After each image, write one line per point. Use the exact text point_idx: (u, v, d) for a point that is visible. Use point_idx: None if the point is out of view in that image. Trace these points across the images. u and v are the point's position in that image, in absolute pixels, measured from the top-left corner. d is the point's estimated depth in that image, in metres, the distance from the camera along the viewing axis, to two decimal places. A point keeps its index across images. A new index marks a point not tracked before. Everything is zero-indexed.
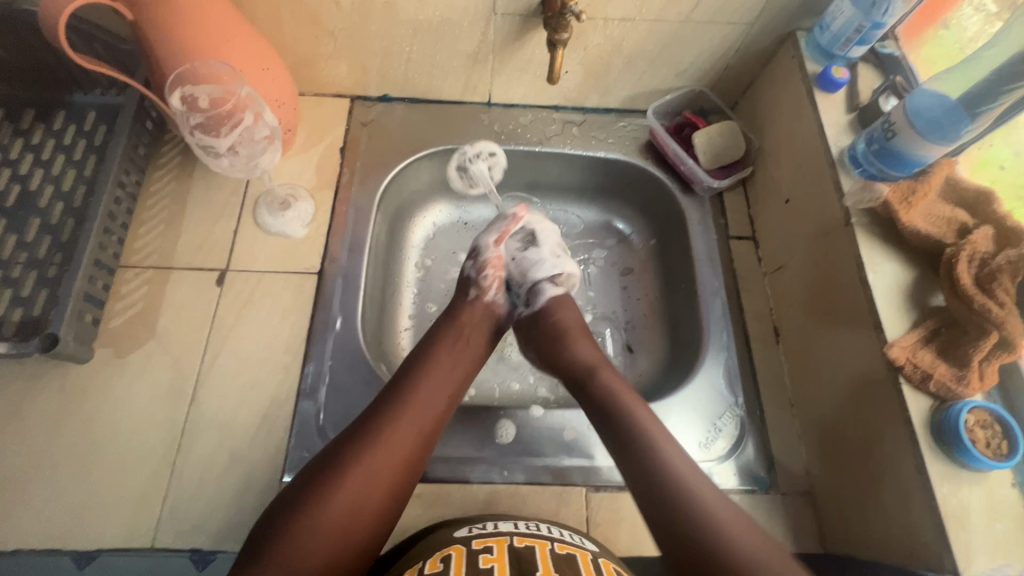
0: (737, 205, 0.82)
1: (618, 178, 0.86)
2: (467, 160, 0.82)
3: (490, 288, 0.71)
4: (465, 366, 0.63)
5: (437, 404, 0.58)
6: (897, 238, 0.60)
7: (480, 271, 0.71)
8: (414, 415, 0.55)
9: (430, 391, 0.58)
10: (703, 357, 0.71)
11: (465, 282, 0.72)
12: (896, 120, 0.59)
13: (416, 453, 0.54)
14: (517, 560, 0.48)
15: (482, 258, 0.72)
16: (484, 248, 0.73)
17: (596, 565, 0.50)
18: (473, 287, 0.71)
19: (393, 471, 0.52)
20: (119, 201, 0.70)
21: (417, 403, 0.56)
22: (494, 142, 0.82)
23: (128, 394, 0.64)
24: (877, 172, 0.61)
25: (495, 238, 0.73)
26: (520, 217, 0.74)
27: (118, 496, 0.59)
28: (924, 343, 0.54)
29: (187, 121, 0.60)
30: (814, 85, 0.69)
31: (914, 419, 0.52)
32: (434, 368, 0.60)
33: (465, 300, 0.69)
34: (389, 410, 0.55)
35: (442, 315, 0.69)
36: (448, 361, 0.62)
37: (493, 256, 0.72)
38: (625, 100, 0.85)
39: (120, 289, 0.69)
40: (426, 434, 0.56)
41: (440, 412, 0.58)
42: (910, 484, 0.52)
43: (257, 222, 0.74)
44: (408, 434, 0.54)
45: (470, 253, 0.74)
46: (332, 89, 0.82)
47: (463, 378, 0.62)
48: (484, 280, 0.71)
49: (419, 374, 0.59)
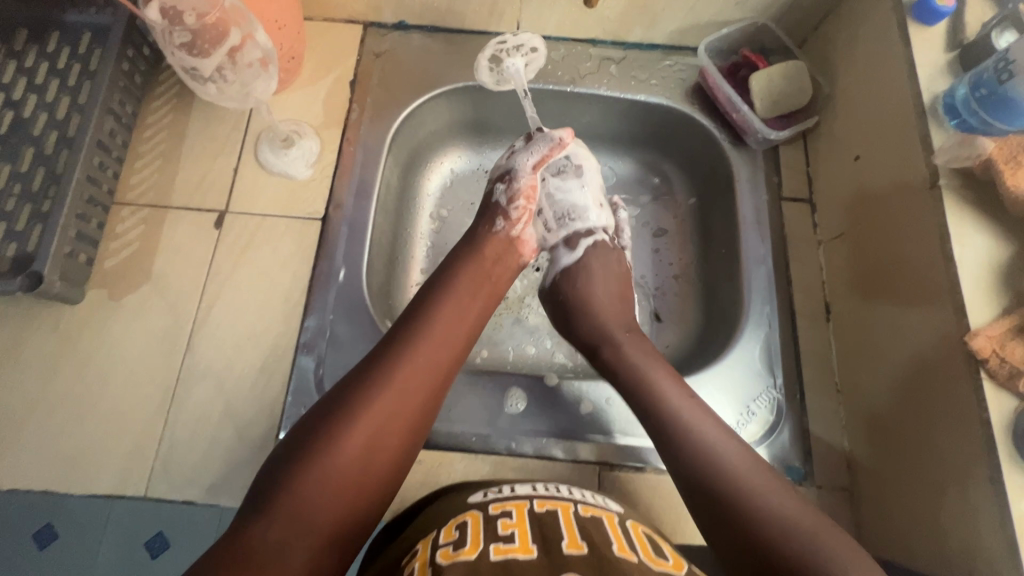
0: (795, 162, 0.71)
1: (658, 126, 0.76)
2: (504, 52, 0.72)
3: (519, 221, 0.62)
4: (485, 300, 0.57)
5: (456, 342, 0.52)
6: (994, 207, 0.50)
7: (511, 200, 0.62)
8: (432, 355, 0.50)
9: (449, 327, 0.52)
10: (741, 332, 0.64)
11: (491, 209, 0.62)
12: (1017, 57, 0.48)
13: (433, 395, 0.49)
14: (540, 526, 0.43)
15: (515, 184, 0.62)
16: (519, 172, 0.62)
17: (624, 529, 0.44)
18: (501, 216, 0.61)
19: (409, 414, 0.47)
20: (112, 132, 0.64)
21: (436, 339, 0.50)
22: (540, 40, 0.73)
23: (124, 339, 0.61)
24: (980, 124, 0.50)
25: (533, 162, 0.62)
26: (565, 144, 0.62)
27: (113, 442, 0.57)
28: (1018, 332, 0.45)
29: (170, 39, 0.53)
30: (908, 16, 0.57)
31: (995, 422, 0.44)
32: (453, 301, 0.54)
33: (490, 231, 0.61)
34: (403, 346, 0.49)
35: (460, 242, 0.61)
36: (469, 294, 0.55)
37: (527, 184, 0.62)
38: (673, 34, 0.74)
39: (115, 227, 0.65)
40: (445, 375, 0.50)
41: (457, 352, 0.52)
42: (979, 495, 0.45)
43: (259, 161, 0.68)
44: (425, 374, 0.48)
45: (501, 175, 0.63)
46: (343, 14, 0.73)
47: (483, 313, 0.56)
48: (513, 211, 0.62)
49: (437, 307, 0.53)
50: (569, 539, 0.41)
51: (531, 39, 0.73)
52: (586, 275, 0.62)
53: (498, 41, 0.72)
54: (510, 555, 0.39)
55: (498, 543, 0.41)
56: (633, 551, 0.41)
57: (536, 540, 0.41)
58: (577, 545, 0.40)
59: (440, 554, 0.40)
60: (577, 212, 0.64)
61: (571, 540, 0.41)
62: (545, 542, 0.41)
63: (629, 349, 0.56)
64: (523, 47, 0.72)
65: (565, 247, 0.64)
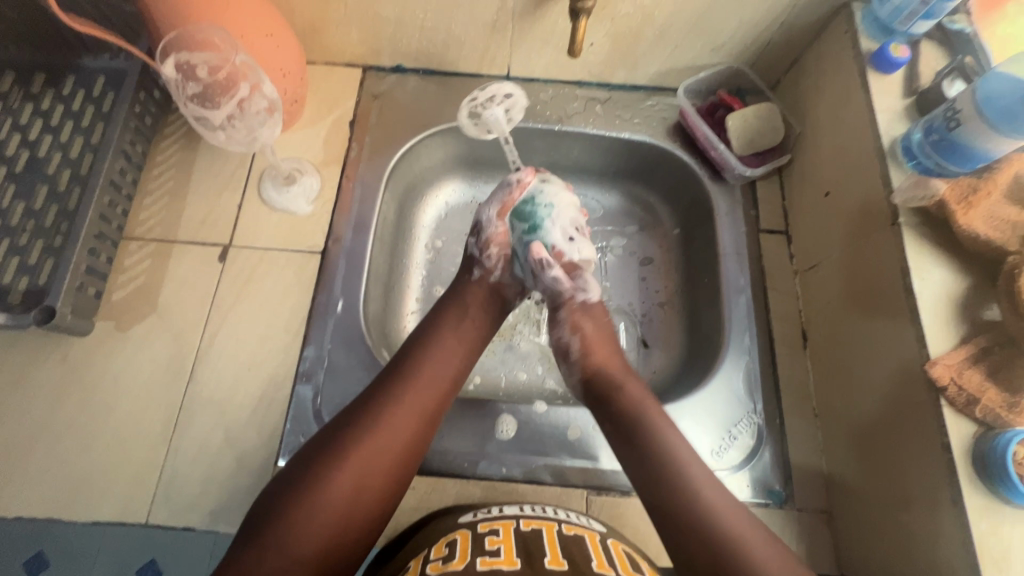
0: (771, 196, 0.75)
1: (642, 162, 0.80)
2: (481, 106, 0.78)
3: (494, 268, 0.65)
4: (468, 347, 0.59)
5: (439, 389, 0.54)
6: (950, 242, 0.53)
7: (483, 249, 0.65)
8: (415, 404, 0.52)
9: (432, 375, 0.55)
10: (722, 359, 0.67)
11: (468, 261, 0.66)
12: (963, 107, 0.52)
13: (416, 443, 0.51)
14: (524, 543, 0.45)
15: (485, 234, 0.66)
16: (486, 223, 0.66)
17: (605, 547, 0.47)
18: (477, 266, 0.65)
19: (392, 461, 0.49)
20: (123, 171, 0.68)
21: (418, 385, 0.53)
22: (512, 85, 0.79)
23: (129, 369, 0.63)
24: (934, 166, 0.54)
25: (496, 212, 0.66)
26: (526, 182, 0.66)
27: (117, 470, 0.59)
28: (973, 360, 0.48)
29: (183, 91, 0.59)
30: (868, 65, 0.62)
31: (954, 446, 0.47)
32: (437, 349, 0.57)
33: (468, 281, 0.64)
34: (386, 396, 0.52)
35: (445, 292, 0.64)
36: (452, 342, 0.58)
37: (496, 233, 0.65)
38: (654, 77, 0.78)
39: (124, 261, 0.68)
40: (427, 422, 0.52)
41: (442, 394, 0.55)
42: (943, 516, 0.47)
43: (262, 197, 0.72)
44: (407, 422, 0.51)
45: (473, 230, 0.67)
46: (343, 58, 0.78)
47: (466, 359, 0.59)
48: (487, 260, 0.65)
49: (420, 357, 0.56)
50: (551, 556, 0.43)
51: (503, 88, 0.79)
52: (589, 315, 0.63)
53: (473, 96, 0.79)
54: (495, 566, 0.42)
55: (484, 556, 0.43)
56: (612, 566, 0.43)
57: (519, 553, 0.43)
58: (559, 561, 0.43)
59: (430, 567, 0.43)
60: (555, 249, 0.63)
61: (552, 556, 0.43)
62: (529, 556, 0.43)
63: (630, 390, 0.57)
64: (496, 97, 0.79)
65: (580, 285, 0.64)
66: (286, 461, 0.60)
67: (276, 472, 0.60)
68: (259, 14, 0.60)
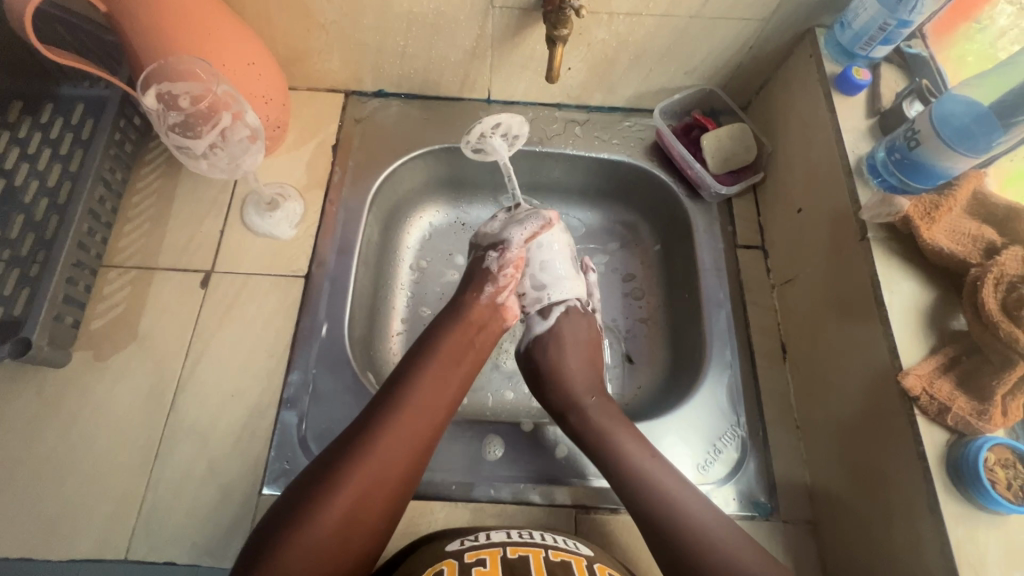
0: (747, 212, 0.77)
1: (622, 181, 0.82)
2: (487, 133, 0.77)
3: (506, 288, 0.66)
4: (468, 366, 0.60)
5: (437, 411, 0.55)
6: (916, 256, 0.56)
7: (500, 268, 0.67)
8: (414, 426, 0.53)
9: (432, 397, 0.55)
10: (705, 373, 0.68)
11: (482, 275, 0.67)
12: (920, 128, 0.55)
13: (414, 464, 0.52)
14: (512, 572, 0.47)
15: (506, 254, 0.67)
16: (511, 243, 0.68)
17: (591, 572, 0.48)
18: (489, 283, 0.66)
19: (389, 484, 0.50)
20: (102, 199, 0.67)
21: (419, 408, 0.54)
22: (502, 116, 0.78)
23: (108, 400, 0.62)
24: (898, 183, 0.57)
25: (523, 238, 0.69)
26: (552, 224, 0.70)
27: (94, 504, 0.58)
28: (942, 371, 0.50)
29: (164, 120, 0.58)
30: (832, 87, 0.65)
31: (928, 453, 0.48)
32: (436, 369, 0.57)
33: (475, 298, 0.65)
34: (385, 417, 0.52)
35: (445, 308, 0.65)
36: (451, 362, 0.58)
37: (517, 255, 0.68)
38: (631, 99, 0.80)
39: (103, 289, 0.67)
40: (425, 444, 0.53)
41: (441, 416, 0.55)
42: (920, 522, 0.48)
43: (244, 222, 0.72)
44: (407, 445, 0.52)
45: (494, 244, 0.69)
46: (325, 84, 0.79)
47: (464, 379, 0.59)
48: (502, 279, 0.66)
49: (422, 375, 0.56)
50: None
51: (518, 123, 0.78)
52: (557, 343, 0.66)
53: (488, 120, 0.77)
54: None
55: None
56: None
57: None
58: None
59: None
60: (546, 283, 0.69)
61: None
62: None
63: (594, 414, 0.60)
64: (502, 127, 0.78)
65: (538, 314, 0.68)
66: (270, 489, 0.59)
67: (260, 500, 0.59)
68: (242, 44, 0.61)
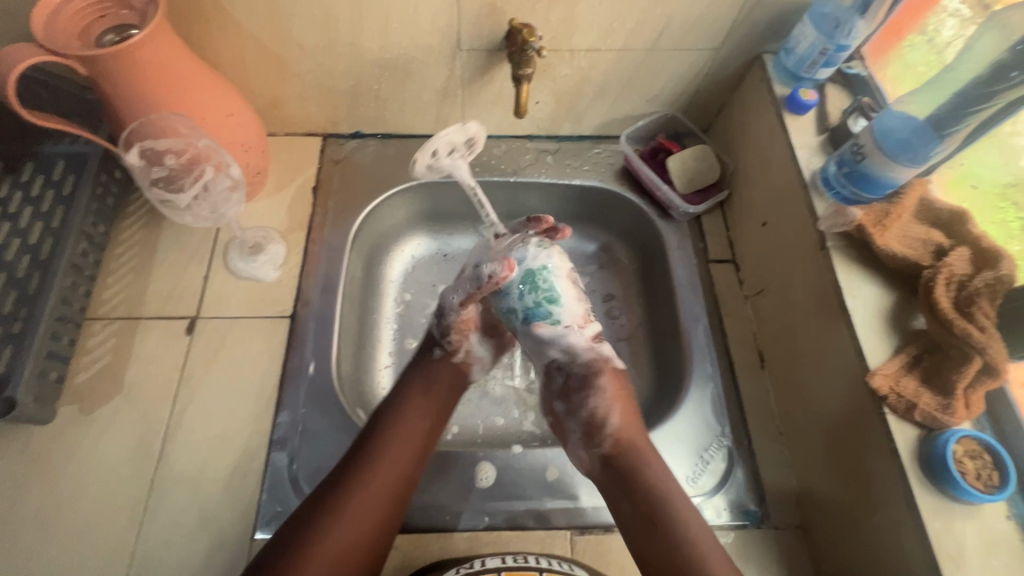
0: (716, 228, 0.81)
1: (596, 205, 0.85)
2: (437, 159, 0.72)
3: (457, 347, 0.66)
4: (432, 419, 0.61)
5: (406, 465, 0.57)
6: (875, 261, 0.59)
7: (444, 333, 0.65)
8: (383, 481, 0.55)
9: (400, 451, 0.57)
10: (687, 388, 0.69)
11: (429, 339, 0.67)
12: (865, 142, 0.59)
13: (385, 524, 0.54)
14: None
15: (447, 319, 0.64)
16: (450, 309, 0.63)
17: None
18: (439, 346, 0.66)
19: (360, 545, 0.52)
20: (85, 253, 0.68)
21: (387, 464, 0.56)
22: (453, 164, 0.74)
23: (95, 455, 0.61)
24: (851, 195, 0.61)
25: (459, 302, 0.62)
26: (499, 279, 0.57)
27: (82, 559, 0.57)
28: (907, 369, 0.53)
29: (147, 174, 0.63)
30: (783, 108, 0.69)
31: (902, 450, 0.50)
32: (405, 422, 0.59)
33: (429, 360, 0.65)
34: (357, 474, 0.55)
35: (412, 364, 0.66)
36: (416, 417, 0.60)
37: (461, 320, 0.64)
38: (599, 127, 0.84)
39: (87, 342, 0.67)
40: (395, 500, 0.55)
41: (411, 467, 0.57)
42: (899, 518, 0.50)
43: (228, 267, 0.73)
44: (376, 500, 0.54)
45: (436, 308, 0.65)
46: (303, 128, 0.81)
47: (431, 434, 0.61)
48: (449, 342, 0.65)
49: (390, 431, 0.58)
50: None
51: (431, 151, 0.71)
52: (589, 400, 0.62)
53: (425, 151, 0.70)
54: None
55: None
56: None
57: None
58: None
59: None
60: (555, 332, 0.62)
61: None
62: None
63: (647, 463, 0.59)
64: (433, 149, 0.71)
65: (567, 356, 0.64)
66: (263, 533, 0.59)
67: (253, 545, 0.59)
68: (224, 98, 0.64)
